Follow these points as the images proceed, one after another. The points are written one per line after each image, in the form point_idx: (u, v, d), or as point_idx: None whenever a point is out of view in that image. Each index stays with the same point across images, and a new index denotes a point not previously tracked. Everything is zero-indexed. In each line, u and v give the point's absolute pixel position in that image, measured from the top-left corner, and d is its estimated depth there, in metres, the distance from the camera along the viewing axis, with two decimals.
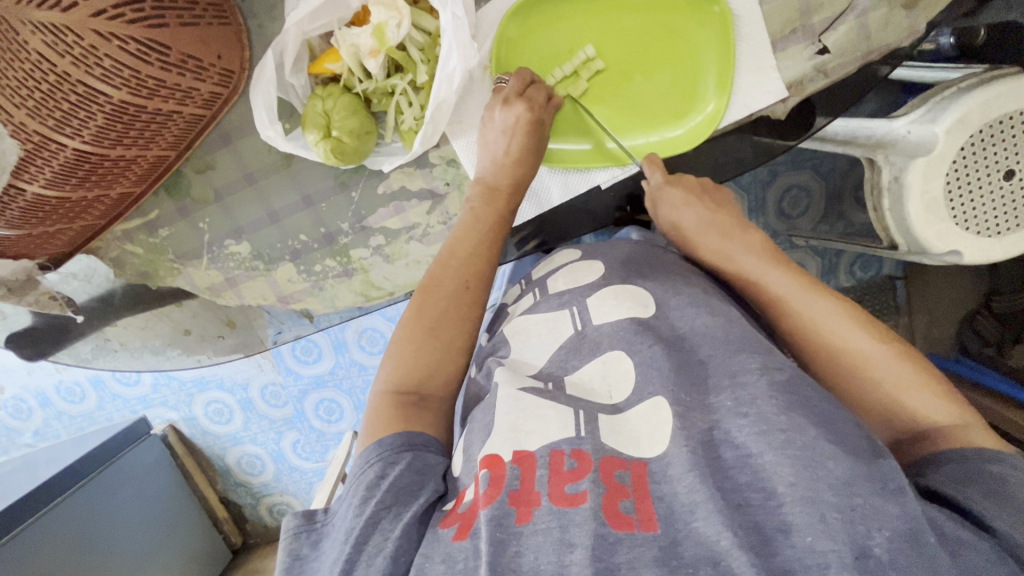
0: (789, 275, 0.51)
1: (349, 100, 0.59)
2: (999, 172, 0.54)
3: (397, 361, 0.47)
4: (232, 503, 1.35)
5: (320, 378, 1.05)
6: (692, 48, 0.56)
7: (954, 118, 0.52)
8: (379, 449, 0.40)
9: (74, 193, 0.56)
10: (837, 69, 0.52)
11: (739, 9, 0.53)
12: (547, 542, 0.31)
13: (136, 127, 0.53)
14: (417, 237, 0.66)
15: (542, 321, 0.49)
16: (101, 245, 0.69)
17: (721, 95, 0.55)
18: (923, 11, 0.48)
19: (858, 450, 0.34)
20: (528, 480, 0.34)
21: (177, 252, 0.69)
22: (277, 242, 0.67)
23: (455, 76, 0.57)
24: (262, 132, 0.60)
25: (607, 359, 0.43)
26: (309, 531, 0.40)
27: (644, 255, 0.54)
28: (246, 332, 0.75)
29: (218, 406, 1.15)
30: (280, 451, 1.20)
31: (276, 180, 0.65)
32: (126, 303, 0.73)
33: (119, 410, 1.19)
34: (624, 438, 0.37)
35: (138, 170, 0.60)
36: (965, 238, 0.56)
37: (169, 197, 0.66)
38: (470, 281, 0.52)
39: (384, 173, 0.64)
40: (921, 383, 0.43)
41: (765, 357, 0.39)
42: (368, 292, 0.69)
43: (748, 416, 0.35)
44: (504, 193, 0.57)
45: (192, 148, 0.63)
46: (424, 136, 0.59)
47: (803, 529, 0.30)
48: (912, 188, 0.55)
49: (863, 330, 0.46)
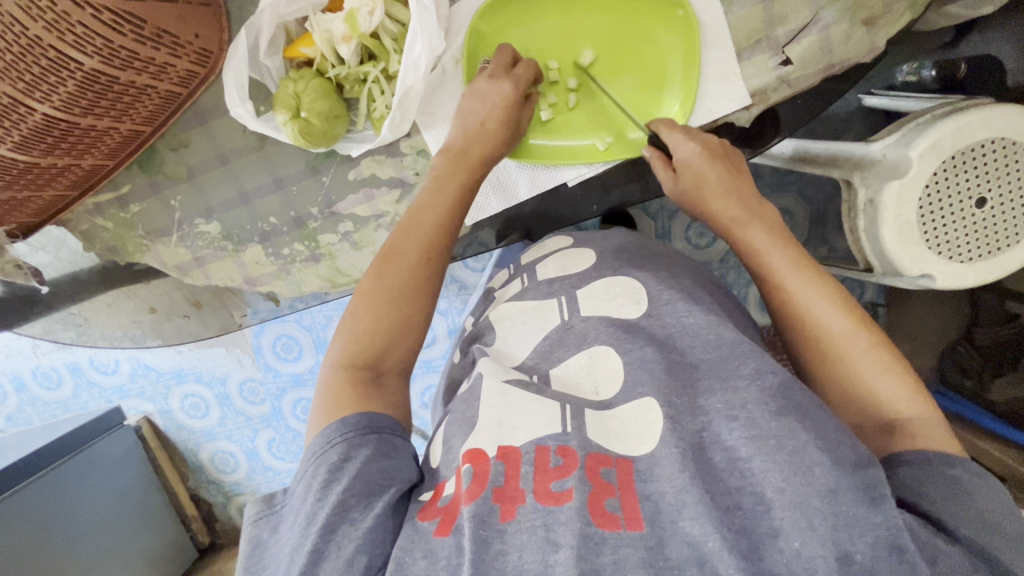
0: (803, 260, 0.47)
1: (320, 83, 0.58)
2: (971, 199, 0.54)
3: (352, 334, 0.44)
4: (202, 499, 1.31)
5: (298, 377, 1.03)
6: (657, 51, 0.59)
7: (926, 143, 0.52)
8: (341, 429, 0.39)
9: (44, 159, 0.56)
10: (801, 79, 0.53)
11: (706, 17, 0.55)
12: (531, 540, 0.31)
13: (107, 98, 0.53)
14: (386, 225, 0.64)
15: (527, 311, 0.48)
16: (72, 217, 0.67)
17: (686, 98, 0.58)
18: (883, 28, 0.50)
19: (846, 459, 0.33)
20: (512, 476, 0.34)
21: (147, 229, 0.68)
22: (247, 223, 0.66)
23: (421, 63, 0.56)
24: (231, 108, 0.59)
25: (594, 353, 0.42)
26: (270, 516, 0.39)
27: (632, 246, 0.53)
28: (215, 310, 0.72)
29: (195, 400, 1.13)
30: (254, 450, 1.17)
31: (248, 161, 0.64)
32: (95, 281, 0.71)
33: (94, 398, 1.15)
34: (612, 434, 0.37)
35: (111, 141, 0.59)
36: (937, 262, 0.56)
37: (141, 171, 0.65)
38: (431, 254, 0.49)
39: (354, 159, 0.63)
40: (891, 373, 0.42)
41: (760, 362, 0.38)
42: (334, 278, 0.67)
43: (736, 418, 0.35)
44: (470, 162, 0.53)
45: (166, 124, 0.62)
46: (392, 124, 0.58)
47: (792, 534, 0.30)
48: (885, 211, 0.55)
49: (843, 316, 0.44)
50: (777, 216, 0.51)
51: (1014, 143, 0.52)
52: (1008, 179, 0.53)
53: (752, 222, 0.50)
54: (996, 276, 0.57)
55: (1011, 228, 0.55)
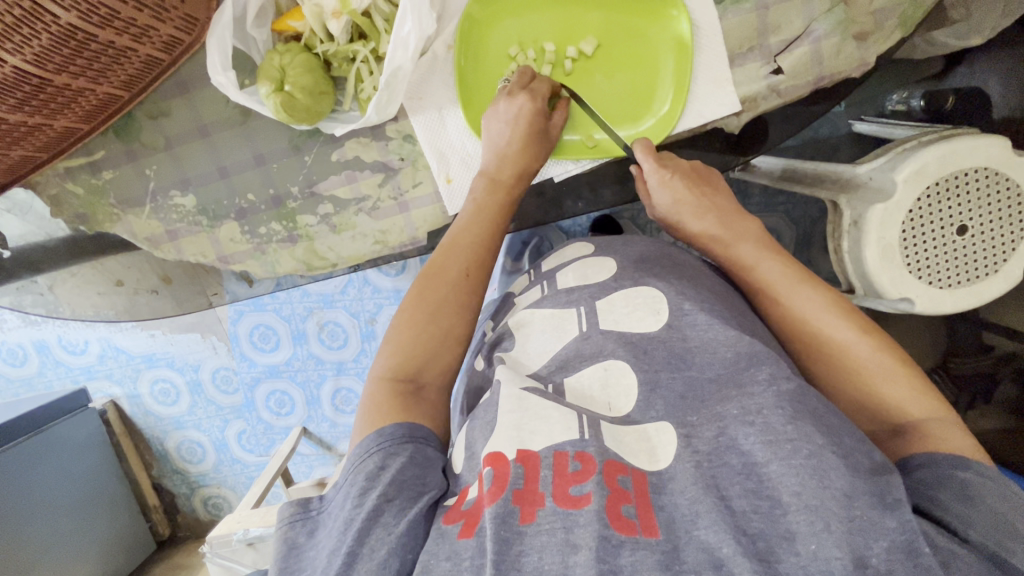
0: (791, 267, 0.49)
1: (307, 58, 0.57)
2: (954, 227, 0.57)
3: (395, 347, 0.46)
4: (164, 490, 1.29)
5: (274, 368, 1.04)
6: (652, 51, 0.58)
7: (911, 169, 0.54)
8: (380, 438, 0.40)
9: (12, 116, 0.53)
10: (790, 88, 0.55)
11: (700, 20, 0.55)
12: (551, 542, 0.31)
13: (83, 55, 0.50)
14: (367, 209, 0.63)
15: (547, 318, 0.47)
16: (41, 180, 0.64)
17: (676, 100, 0.57)
18: (873, 44, 0.52)
19: (861, 467, 0.32)
20: (531, 479, 0.34)
21: (119, 197, 0.64)
22: (225, 199, 0.64)
23: (410, 42, 0.55)
24: (213, 76, 0.58)
25: (609, 367, 0.41)
26: (306, 519, 0.39)
27: (655, 254, 0.51)
28: (185, 288, 0.68)
29: (165, 385, 1.13)
30: (223, 441, 1.17)
31: (231, 135, 0.62)
32: (62, 253, 0.68)
33: (60, 378, 1.15)
34: (627, 447, 0.36)
35: (86, 104, 0.57)
36: (917, 286, 0.58)
37: (117, 138, 0.63)
38: (469, 271, 0.51)
39: (338, 140, 0.61)
40: (901, 378, 0.42)
41: (774, 367, 0.37)
42: (311, 261, 0.65)
43: (752, 423, 0.34)
44: (505, 183, 0.56)
45: (147, 90, 0.61)
46: (379, 104, 0.57)
47: (807, 538, 0.29)
48: (868, 234, 0.57)
49: (846, 323, 0.45)
50: (757, 225, 0.53)
51: (998, 174, 0.55)
52: (989, 210, 0.56)
53: (733, 240, 0.52)
54: (972, 305, 0.60)
55: (991, 258, 0.58)
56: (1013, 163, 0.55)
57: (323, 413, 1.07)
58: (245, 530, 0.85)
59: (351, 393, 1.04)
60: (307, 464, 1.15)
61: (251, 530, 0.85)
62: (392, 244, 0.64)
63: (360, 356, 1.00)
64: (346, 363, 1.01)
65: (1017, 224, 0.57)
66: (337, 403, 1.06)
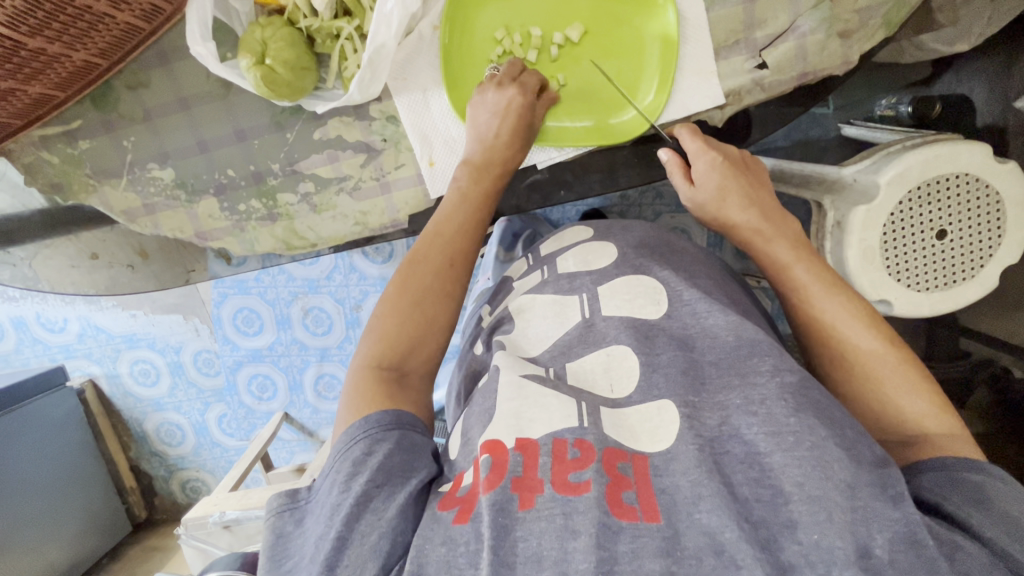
0: (823, 271, 0.49)
1: (290, 32, 0.55)
2: (932, 230, 0.59)
3: (379, 335, 0.45)
4: (142, 473, 1.27)
5: (257, 352, 1.02)
6: (639, 40, 0.58)
7: (894, 171, 0.56)
8: (365, 425, 0.39)
9: None
10: (774, 84, 0.55)
11: (689, 12, 0.55)
12: (550, 528, 0.31)
13: (59, 19, 0.49)
14: (348, 189, 0.62)
15: (547, 304, 0.47)
16: (14, 148, 0.62)
17: (660, 90, 0.57)
18: (857, 43, 0.52)
19: (866, 460, 0.34)
20: (530, 467, 0.34)
21: (95, 167, 0.62)
22: (204, 173, 0.62)
23: (393, 19, 0.54)
24: (191, 47, 0.55)
25: (612, 352, 0.41)
26: (294, 509, 0.39)
27: (655, 240, 0.51)
28: (162, 263, 0.66)
29: (145, 366, 1.11)
30: (203, 424, 1.15)
31: (212, 109, 0.60)
32: (35, 224, 0.65)
33: (37, 356, 1.12)
34: (627, 431, 0.37)
35: (61, 72, 0.55)
36: (895, 288, 0.60)
37: (94, 108, 0.61)
38: (453, 260, 0.50)
39: (320, 117, 0.60)
40: (919, 390, 0.43)
41: (777, 359, 0.38)
42: (290, 240, 0.64)
43: (756, 413, 0.35)
44: (490, 174, 0.55)
45: (125, 58, 0.58)
46: (361, 83, 0.56)
47: (810, 527, 0.30)
48: (851, 235, 0.59)
49: (872, 332, 0.45)
50: (796, 228, 0.52)
51: (978, 180, 0.57)
52: (968, 216, 0.58)
53: (773, 237, 0.51)
54: (948, 307, 0.62)
55: (967, 264, 0.60)
56: (994, 172, 0.57)
57: (305, 400, 1.06)
58: (221, 513, 0.84)
59: (335, 378, 1.02)
60: (286, 450, 1.14)
61: (227, 513, 0.84)
62: (371, 225, 0.63)
63: (344, 343, 0.99)
64: (330, 349, 1.00)
65: (993, 232, 0.59)
66: (318, 389, 1.04)
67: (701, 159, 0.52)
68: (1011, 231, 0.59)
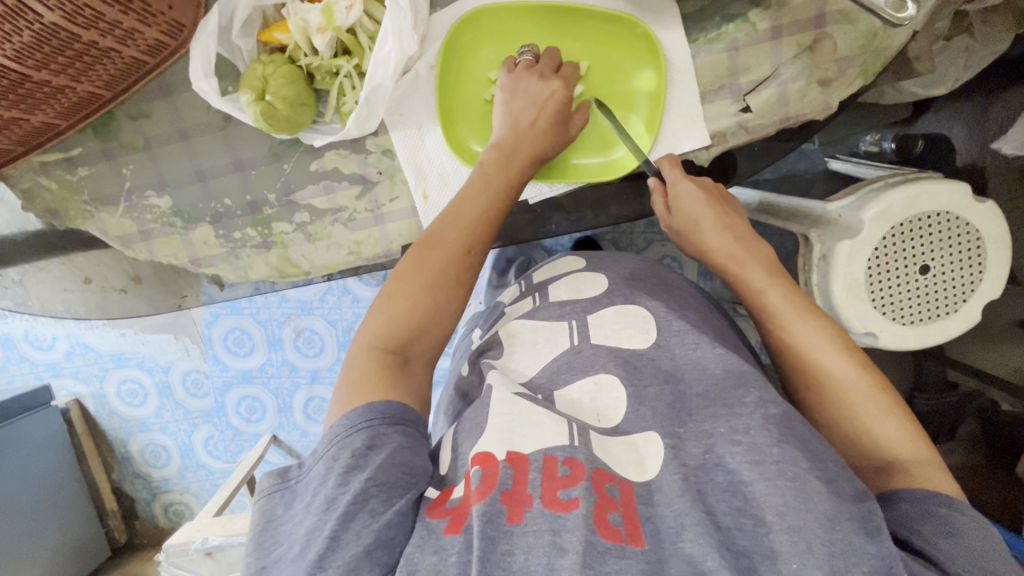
0: (793, 294, 0.49)
1: (291, 69, 0.57)
2: (915, 266, 0.60)
3: (388, 315, 0.45)
4: (124, 494, 1.23)
5: (246, 373, 1.02)
6: (628, 83, 0.60)
7: (876, 208, 0.58)
8: (369, 414, 0.39)
9: None
10: (757, 127, 0.57)
11: (676, 57, 0.57)
12: (538, 544, 0.31)
13: (65, 53, 0.51)
14: (343, 220, 0.63)
15: (538, 330, 0.48)
16: (14, 173, 0.63)
17: (648, 133, 0.60)
18: (836, 90, 0.54)
19: (845, 493, 0.33)
20: (519, 481, 0.34)
21: (93, 195, 0.63)
22: (201, 201, 0.63)
23: (390, 61, 0.56)
24: (195, 83, 0.57)
25: (600, 381, 0.41)
26: (284, 491, 0.39)
27: (644, 272, 0.52)
28: (155, 289, 0.66)
29: (132, 386, 1.10)
30: (189, 446, 1.13)
31: (210, 141, 0.62)
32: (31, 247, 0.65)
33: (23, 374, 1.11)
34: (616, 458, 0.37)
35: (63, 103, 0.56)
36: (881, 321, 0.61)
37: (95, 136, 0.62)
38: (471, 247, 0.50)
39: (317, 149, 0.61)
40: (841, 355, 0.45)
41: (761, 391, 0.38)
42: (284, 268, 0.64)
43: (738, 443, 0.35)
44: (520, 163, 0.54)
45: (129, 91, 0.60)
46: (357, 117, 0.57)
47: (790, 558, 0.30)
48: (836, 268, 0.60)
49: (843, 356, 0.45)
50: (769, 250, 0.52)
51: (960, 218, 0.59)
52: (948, 252, 0.60)
53: (745, 259, 0.51)
54: (933, 342, 0.62)
55: (950, 300, 0.61)
56: (974, 209, 0.59)
57: (294, 421, 1.05)
58: (204, 539, 0.82)
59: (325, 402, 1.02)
60: None
61: (209, 539, 0.82)
62: (365, 254, 0.64)
63: (334, 366, 0.99)
64: (319, 372, 0.99)
65: (974, 269, 0.60)
66: (308, 413, 1.03)
67: (680, 184, 0.54)
68: (991, 266, 0.60)
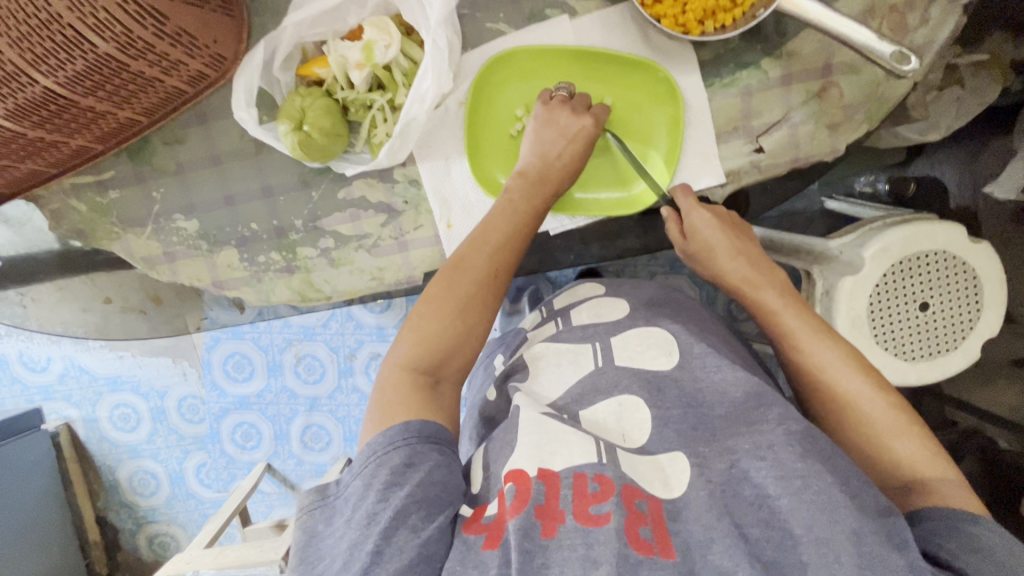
0: (807, 317, 0.51)
1: (327, 103, 0.61)
2: (916, 303, 0.62)
3: (419, 337, 0.47)
4: (107, 523, 1.23)
5: (245, 398, 1.04)
6: (648, 124, 0.64)
7: (878, 246, 0.60)
8: (405, 432, 0.41)
9: (31, 132, 0.53)
10: (770, 166, 0.60)
11: (693, 101, 0.61)
12: (573, 557, 0.33)
13: (112, 83, 0.52)
14: (367, 246, 0.66)
15: (562, 352, 0.50)
16: (43, 194, 0.66)
17: (666, 171, 0.63)
18: (843, 135, 0.58)
19: (872, 507, 0.35)
20: (552, 496, 0.36)
21: (121, 217, 0.67)
22: (227, 225, 0.66)
23: (427, 97, 0.61)
24: (236, 111, 0.62)
25: (624, 402, 0.43)
26: (323, 507, 0.41)
27: (663, 298, 0.54)
28: (173, 310, 0.70)
29: (125, 411, 1.12)
30: (180, 473, 1.14)
31: (240, 167, 0.65)
32: (53, 267, 0.69)
33: (14, 397, 1.12)
34: (643, 476, 0.38)
35: (104, 127, 0.59)
36: (882, 356, 0.63)
37: (130, 160, 0.66)
38: (498, 271, 0.52)
39: (347, 178, 0.65)
40: (858, 375, 0.47)
41: (783, 409, 0.40)
42: (305, 292, 0.67)
43: (763, 458, 0.37)
44: (545, 190, 0.57)
45: (165, 118, 0.63)
46: (390, 149, 0.61)
47: (819, 568, 0.32)
48: (840, 304, 0.62)
49: (859, 376, 0.47)
50: (784, 277, 0.55)
51: (955, 258, 0.61)
52: (948, 291, 0.62)
53: (762, 285, 0.54)
54: (934, 377, 0.64)
55: (950, 336, 0.63)
56: (970, 250, 0.61)
57: (290, 449, 1.06)
58: None
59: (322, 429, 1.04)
60: (266, 504, 1.12)
61: None
62: (387, 280, 0.67)
63: (335, 393, 1.02)
64: (320, 398, 1.02)
65: (972, 305, 0.62)
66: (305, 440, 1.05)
67: (696, 213, 0.56)
68: (989, 302, 0.62)
